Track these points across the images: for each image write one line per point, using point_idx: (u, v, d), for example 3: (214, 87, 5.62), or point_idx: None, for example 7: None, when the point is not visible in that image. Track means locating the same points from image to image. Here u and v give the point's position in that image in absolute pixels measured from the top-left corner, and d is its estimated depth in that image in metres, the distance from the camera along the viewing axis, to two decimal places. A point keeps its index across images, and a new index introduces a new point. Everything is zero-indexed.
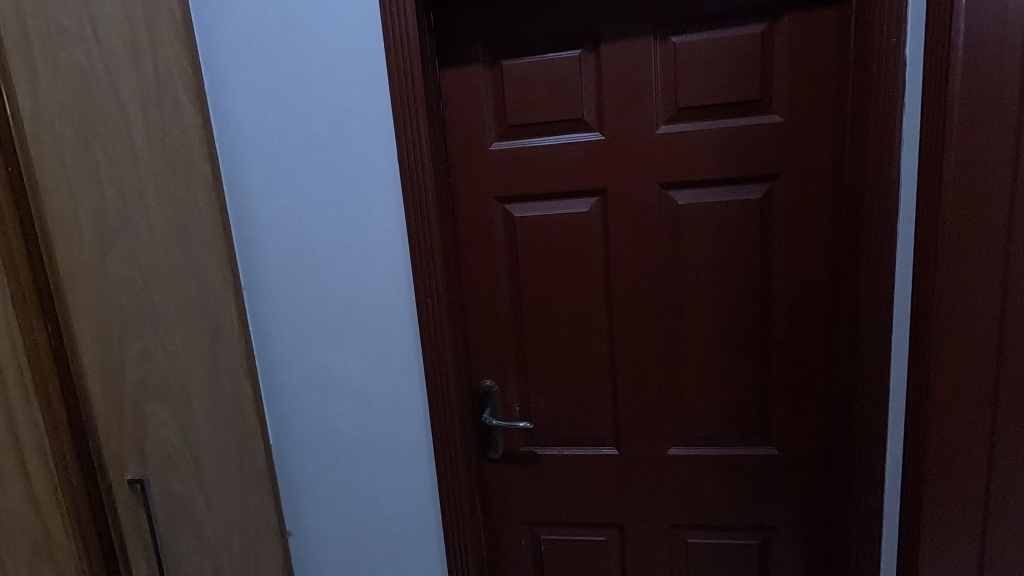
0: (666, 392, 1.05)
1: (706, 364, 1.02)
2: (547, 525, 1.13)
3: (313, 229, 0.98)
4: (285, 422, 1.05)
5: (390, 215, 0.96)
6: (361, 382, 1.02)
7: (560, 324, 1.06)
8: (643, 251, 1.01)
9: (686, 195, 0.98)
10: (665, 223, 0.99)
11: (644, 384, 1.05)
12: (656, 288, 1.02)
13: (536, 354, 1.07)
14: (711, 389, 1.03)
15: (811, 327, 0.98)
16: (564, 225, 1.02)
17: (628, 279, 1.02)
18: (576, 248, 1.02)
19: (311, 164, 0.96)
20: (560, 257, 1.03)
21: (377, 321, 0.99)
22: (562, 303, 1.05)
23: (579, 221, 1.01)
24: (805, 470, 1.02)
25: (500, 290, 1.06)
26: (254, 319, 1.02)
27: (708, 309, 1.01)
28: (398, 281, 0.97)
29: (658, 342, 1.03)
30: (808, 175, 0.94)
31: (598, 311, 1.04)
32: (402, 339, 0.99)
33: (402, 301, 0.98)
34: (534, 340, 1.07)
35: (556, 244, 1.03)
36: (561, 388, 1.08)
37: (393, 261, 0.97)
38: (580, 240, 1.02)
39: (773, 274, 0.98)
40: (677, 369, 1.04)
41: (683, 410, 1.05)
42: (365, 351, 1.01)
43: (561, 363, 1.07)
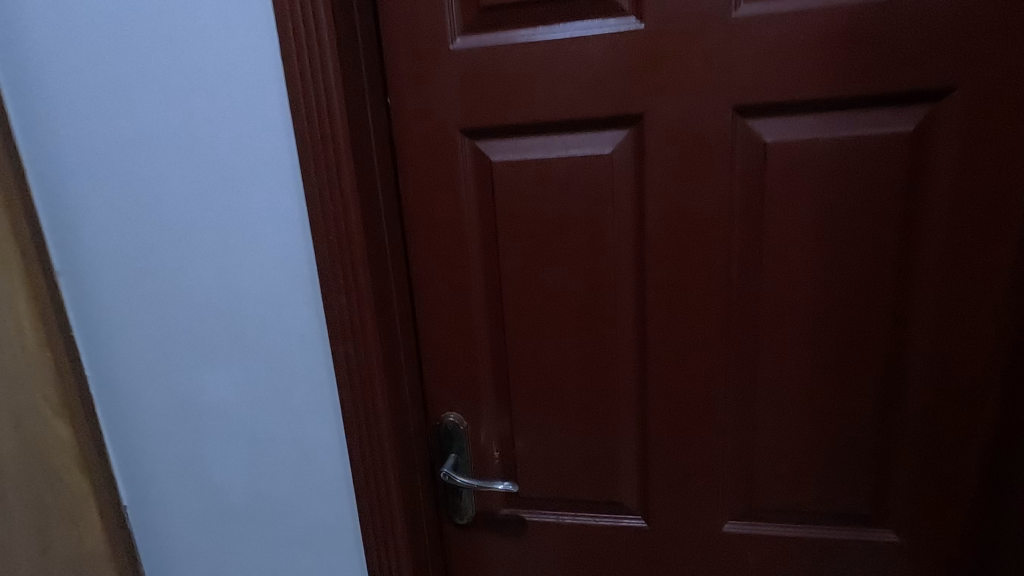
0: (724, 442, 0.68)
1: (792, 404, 0.65)
2: None
3: (158, 180, 0.60)
4: (140, 474, 0.70)
5: (278, 157, 0.58)
6: (248, 421, 0.66)
7: (564, 334, 0.68)
8: (697, 223, 0.62)
9: (778, 128, 0.58)
10: (739, 176, 0.60)
11: (691, 430, 0.68)
12: (717, 283, 0.63)
13: (524, 378, 0.70)
14: (798, 440, 0.66)
15: (977, 350, 0.60)
16: (570, 177, 0.63)
17: (672, 269, 0.63)
18: (591, 217, 0.64)
19: (145, 69, 0.58)
20: (565, 231, 0.65)
21: (267, 329, 0.63)
22: (567, 303, 0.67)
23: (595, 171, 0.62)
24: (938, 563, 0.66)
25: (469, 278, 0.68)
26: (80, 322, 0.66)
27: (803, 319, 0.62)
28: (297, 268, 0.60)
29: (716, 368, 0.65)
30: (1003, 91, 0.54)
31: (622, 317, 0.66)
32: (307, 359, 0.63)
33: (304, 299, 0.61)
34: (523, 356, 0.69)
35: (558, 209, 0.64)
36: (565, 430, 0.71)
37: (287, 234, 0.59)
38: (598, 205, 0.63)
39: (918, 263, 0.59)
40: (746, 408, 0.66)
41: (749, 469, 0.68)
42: (251, 375, 0.64)
43: (562, 392, 0.70)
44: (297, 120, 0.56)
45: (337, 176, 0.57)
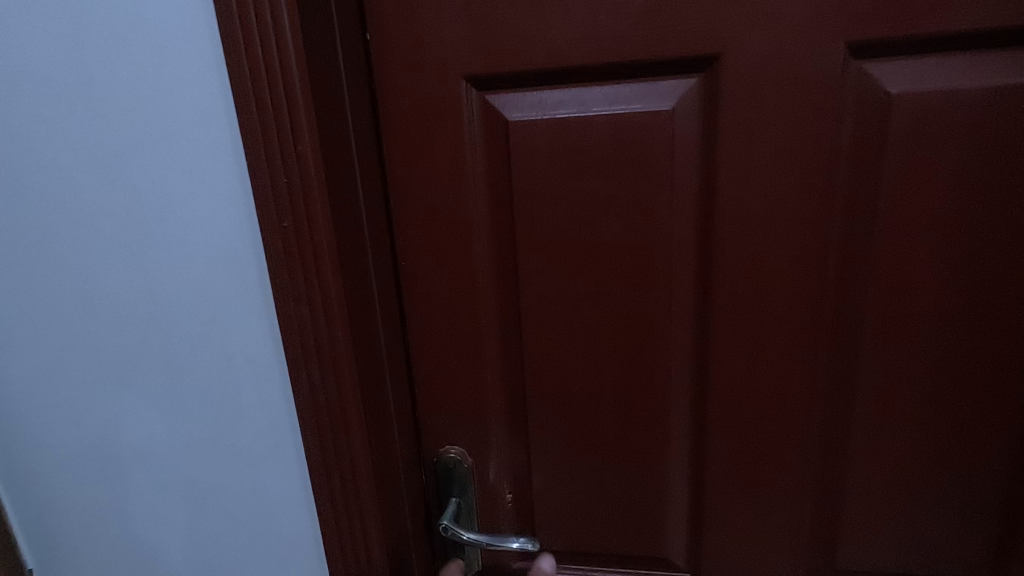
0: (803, 486, 0.53)
1: (898, 440, 0.51)
2: None
3: (45, 144, 0.43)
4: (49, 529, 0.54)
5: (208, 107, 0.41)
6: (186, 466, 0.50)
7: (601, 350, 0.53)
8: (787, 205, 0.46)
9: (905, 75, 0.43)
10: (845, 143, 0.45)
11: (761, 471, 0.53)
12: (809, 284, 0.48)
13: (546, 404, 0.55)
14: (901, 487, 0.52)
15: None
16: (614, 141, 0.47)
17: (751, 267, 0.48)
18: (641, 196, 0.48)
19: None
20: (606, 216, 0.49)
21: (202, 346, 0.46)
22: (608, 309, 0.51)
23: (647, 134, 0.46)
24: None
25: (477, 278, 0.52)
26: None
27: (919, 332, 0.48)
28: (241, 267, 0.44)
29: (801, 394, 0.51)
30: None
31: (677, 327, 0.51)
32: (259, 388, 0.46)
33: (252, 307, 0.44)
34: (547, 376, 0.54)
35: (597, 187, 0.48)
36: (598, 469, 0.56)
37: (226, 218, 0.43)
38: (651, 182, 0.48)
39: None
40: (835, 444, 0.52)
41: (834, 520, 0.54)
42: (185, 409, 0.48)
43: (596, 422, 0.55)
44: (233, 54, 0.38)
45: (293, 136, 0.40)
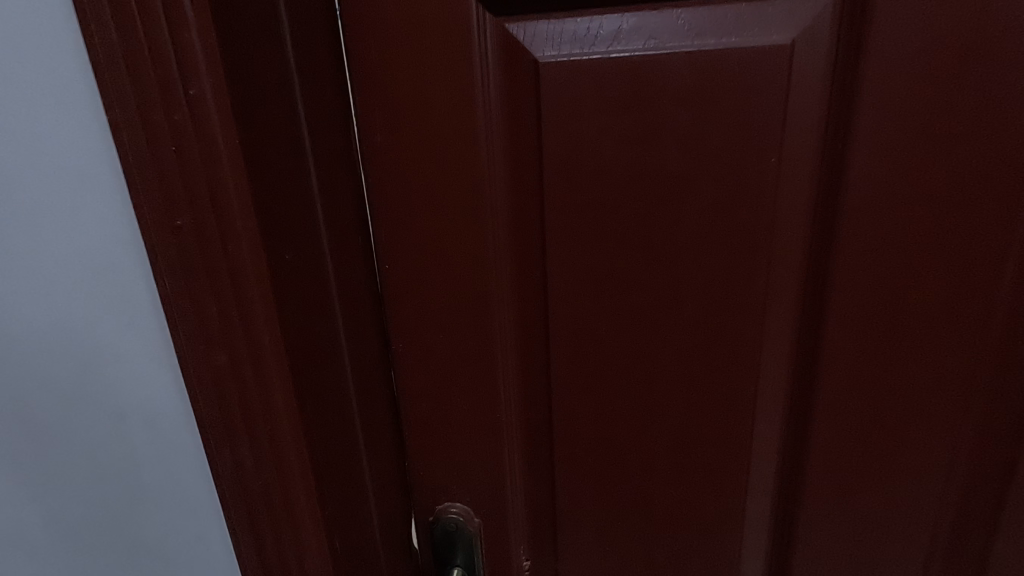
0: (924, 560, 0.40)
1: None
2: None
3: None
4: None
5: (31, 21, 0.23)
6: (73, 560, 0.35)
7: (667, 382, 0.38)
8: (950, 189, 0.32)
9: None
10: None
11: (870, 542, 0.40)
12: (967, 303, 0.34)
13: (581, 455, 0.41)
14: None
15: None
16: (704, 86, 0.31)
17: (891, 271, 0.34)
18: (735, 174, 0.33)
19: None
20: (680, 201, 0.34)
21: (79, 402, 0.30)
22: (672, 331, 0.37)
23: (750, 79, 0.31)
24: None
25: (491, 288, 0.37)
26: None
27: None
28: (115, 292, 0.28)
29: (938, 446, 0.37)
30: None
31: (771, 352, 0.37)
32: (167, 463, 0.31)
33: (143, 350, 0.28)
34: (583, 420, 0.40)
35: (669, 158, 0.33)
36: (648, 535, 0.43)
37: (87, 211, 0.26)
38: (750, 153, 0.32)
39: None
40: (975, 515, 0.38)
41: None
42: (61, 490, 0.33)
43: (648, 479, 0.41)
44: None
45: (178, 74, 0.22)
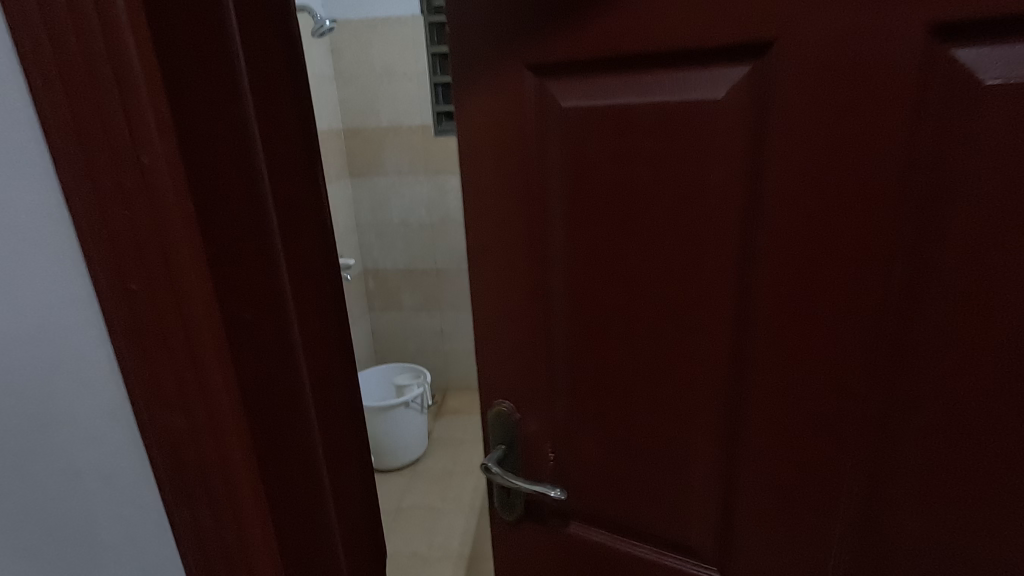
0: (838, 506, 0.53)
1: (972, 446, 0.46)
2: None
3: None
4: None
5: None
6: None
7: (652, 318, 0.55)
8: (839, 211, 0.45)
9: (1001, 68, 0.38)
10: (935, 107, 0.41)
11: (809, 491, 0.53)
12: (868, 295, 0.46)
13: (582, 377, 0.61)
14: (960, 528, 0.49)
15: None
16: (674, 120, 0.49)
17: (799, 261, 0.47)
18: (683, 185, 0.50)
19: None
20: (661, 203, 0.51)
21: (34, 466, 0.31)
22: (648, 292, 0.55)
23: (700, 125, 0.48)
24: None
25: (547, 254, 0.58)
26: None
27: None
28: (74, 361, 0.28)
29: (865, 406, 0.49)
30: None
31: (702, 312, 0.53)
32: (122, 527, 0.31)
33: (99, 415, 0.29)
34: (584, 351, 0.60)
35: (642, 175, 0.51)
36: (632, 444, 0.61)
37: (41, 273, 0.27)
38: (699, 168, 0.49)
39: None
40: (885, 465, 0.50)
41: (879, 546, 0.53)
42: (18, 552, 0.33)
43: (632, 399, 0.59)
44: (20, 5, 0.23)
45: (143, 156, 0.24)
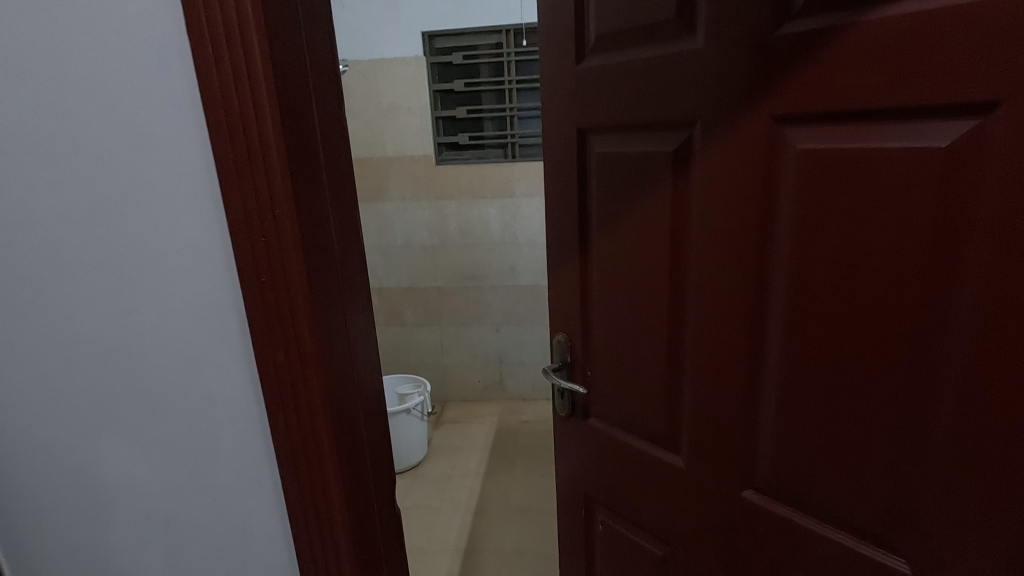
0: (732, 409, 0.81)
1: (808, 380, 0.71)
2: (610, 514, 1.07)
3: (50, 221, 0.47)
4: (37, 534, 0.58)
5: (191, 174, 0.44)
6: (172, 498, 0.54)
7: (635, 273, 0.91)
8: (725, 212, 0.76)
9: (808, 137, 0.65)
10: (774, 159, 0.69)
11: (707, 395, 0.84)
12: (740, 266, 0.75)
13: (601, 310, 0.99)
14: (798, 435, 0.73)
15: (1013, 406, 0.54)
16: (642, 158, 0.85)
17: (704, 242, 0.79)
18: (650, 193, 0.85)
19: (7, 63, 0.44)
20: (639, 203, 0.87)
21: (188, 391, 0.50)
22: (634, 258, 0.90)
23: (651, 163, 0.84)
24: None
25: (581, 232, 0.98)
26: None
27: (828, 306, 0.67)
28: (223, 324, 0.47)
29: (739, 340, 0.78)
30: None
31: (657, 272, 0.87)
32: (241, 429, 0.50)
33: (233, 357, 0.48)
34: (603, 293, 0.98)
35: (627, 188, 0.88)
36: (624, 360, 0.97)
37: (205, 272, 0.46)
38: (656, 184, 0.84)
39: (938, 290, 0.58)
40: (755, 384, 0.77)
41: (750, 443, 0.80)
42: (171, 449, 0.52)
43: (624, 328, 0.95)
44: (214, 125, 0.41)
45: (271, 206, 0.43)
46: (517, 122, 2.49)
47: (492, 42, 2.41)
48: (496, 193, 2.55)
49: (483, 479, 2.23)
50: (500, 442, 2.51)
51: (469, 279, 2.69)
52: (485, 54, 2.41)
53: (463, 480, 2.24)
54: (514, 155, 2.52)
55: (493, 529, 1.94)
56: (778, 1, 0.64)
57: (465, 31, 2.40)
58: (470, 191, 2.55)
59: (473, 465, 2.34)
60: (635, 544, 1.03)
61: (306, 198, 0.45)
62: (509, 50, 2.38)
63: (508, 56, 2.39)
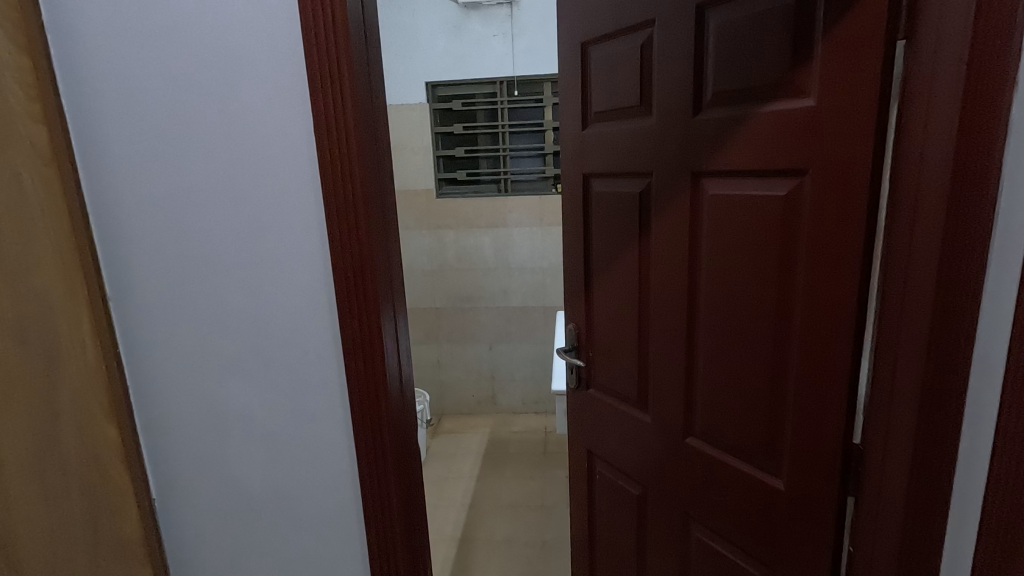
0: (675, 378, 1.08)
1: (721, 353, 0.99)
2: (602, 462, 1.34)
3: (202, 236, 0.71)
4: (166, 463, 0.80)
5: (306, 205, 0.69)
6: (271, 426, 0.77)
7: (612, 279, 1.20)
8: (664, 234, 1.05)
9: (715, 184, 0.95)
10: (694, 198, 0.98)
11: (658, 368, 1.12)
12: (676, 273, 1.04)
13: (594, 307, 1.28)
14: (718, 393, 1.01)
15: (833, 360, 0.82)
16: (615, 195, 1.15)
17: (652, 257, 1.08)
18: (619, 221, 1.15)
19: (191, 138, 0.68)
20: (612, 226, 1.17)
21: (290, 348, 0.74)
22: (610, 268, 1.20)
23: (620, 199, 1.14)
24: (824, 518, 0.87)
25: (578, 247, 1.28)
26: (127, 351, 0.76)
27: (730, 299, 0.96)
28: (320, 302, 0.72)
29: (677, 327, 1.06)
30: (824, 188, 0.79)
31: (625, 279, 1.16)
32: (325, 373, 0.74)
33: (323, 324, 0.72)
34: (595, 294, 1.28)
35: (605, 216, 1.19)
36: (607, 347, 1.26)
37: (308, 268, 0.71)
38: (622, 213, 1.14)
39: (793, 285, 0.86)
40: (690, 358, 1.06)
41: (688, 401, 1.08)
42: (273, 388, 0.75)
43: (607, 320, 1.24)
44: (324, 176, 0.67)
45: (354, 227, 0.68)
46: (508, 160, 2.82)
47: (489, 92, 2.74)
48: (491, 223, 2.84)
49: (477, 481, 2.47)
50: (493, 448, 2.74)
51: (465, 300, 2.96)
52: (481, 101, 2.74)
53: (459, 481, 2.47)
54: (506, 189, 2.83)
55: (486, 521, 2.17)
56: (695, 95, 0.95)
57: (464, 81, 2.72)
58: (467, 221, 2.85)
59: (468, 469, 2.57)
60: (618, 485, 1.30)
61: (376, 221, 0.70)
62: (502, 99, 2.72)
63: (501, 104, 2.73)
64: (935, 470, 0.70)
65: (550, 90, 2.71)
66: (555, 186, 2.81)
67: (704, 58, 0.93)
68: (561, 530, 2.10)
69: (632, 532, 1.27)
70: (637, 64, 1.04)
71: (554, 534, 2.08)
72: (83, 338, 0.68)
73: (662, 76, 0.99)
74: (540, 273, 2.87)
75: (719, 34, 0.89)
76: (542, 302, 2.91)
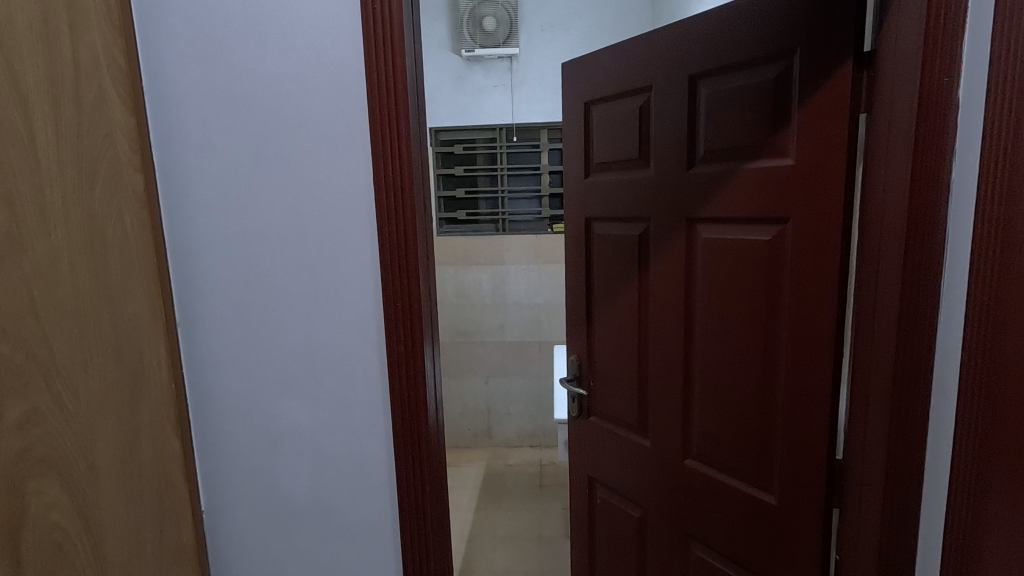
0: (676, 404, 1.18)
1: (717, 380, 1.10)
2: (603, 485, 1.42)
3: (266, 270, 0.81)
4: (217, 477, 0.87)
5: (361, 243, 0.79)
6: (318, 442, 0.85)
7: (614, 315, 1.31)
8: (662, 274, 1.17)
9: (710, 229, 1.07)
10: (690, 242, 1.11)
11: (658, 395, 1.22)
12: (674, 309, 1.15)
13: (596, 340, 1.39)
14: (713, 415, 1.11)
15: (814, 383, 0.93)
16: (617, 237, 1.27)
17: (653, 294, 1.20)
18: (621, 261, 1.26)
19: (261, 186, 0.79)
20: (615, 267, 1.28)
21: (340, 370, 0.83)
22: (611, 303, 1.31)
23: (622, 242, 1.26)
24: (812, 529, 0.96)
25: (580, 283, 1.40)
26: (189, 374, 0.84)
27: (723, 330, 1.07)
28: (368, 329, 0.81)
29: (675, 357, 1.17)
30: (803, 234, 0.91)
31: (626, 314, 1.27)
32: (371, 392, 0.83)
33: (371, 349, 0.82)
34: (597, 328, 1.37)
35: (607, 256, 1.31)
36: (608, 376, 1.36)
37: (360, 299, 0.81)
38: (624, 254, 1.25)
39: (780, 317, 0.98)
40: (688, 386, 1.16)
41: (685, 425, 1.17)
42: (322, 406, 0.84)
43: (609, 352, 1.34)
44: (380, 220, 0.78)
45: (405, 266, 0.79)
46: (506, 201, 2.96)
47: (489, 137, 2.90)
48: (488, 261, 2.95)
49: (474, 513, 2.50)
50: (488, 481, 2.78)
51: (461, 335, 3.04)
52: (481, 146, 2.91)
53: (456, 513, 2.50)
54: (504, 229, 2.97)
55: (485, 553, 2.20)
56: (689, 152, 1.08)
57: (465, 127, 2.88)
58: (466, 259, 2.96)
59: (464, 502, 2.60)
60: (619, 508, 1.37)
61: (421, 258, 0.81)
62: (502, 144, 2.89)
63: (500, 149, 2.89)
64: (904, 480, 0.80)
65: (546, 137, 2.89)
66: (550, 226, 2.96)
67: (697, 120, 1.07)
68: (559, 560, 2.14)
69: (632, 552, 1.34)
70: (636, 121, 1.18)
71: (552, 564, 2.11)
72: (160, 360, 0.77)
73: (659, 133, 1.13)
74: (535, 309, 2.98)
75: (709, 100, 1.04)
76: (538, 337, 3.00)
